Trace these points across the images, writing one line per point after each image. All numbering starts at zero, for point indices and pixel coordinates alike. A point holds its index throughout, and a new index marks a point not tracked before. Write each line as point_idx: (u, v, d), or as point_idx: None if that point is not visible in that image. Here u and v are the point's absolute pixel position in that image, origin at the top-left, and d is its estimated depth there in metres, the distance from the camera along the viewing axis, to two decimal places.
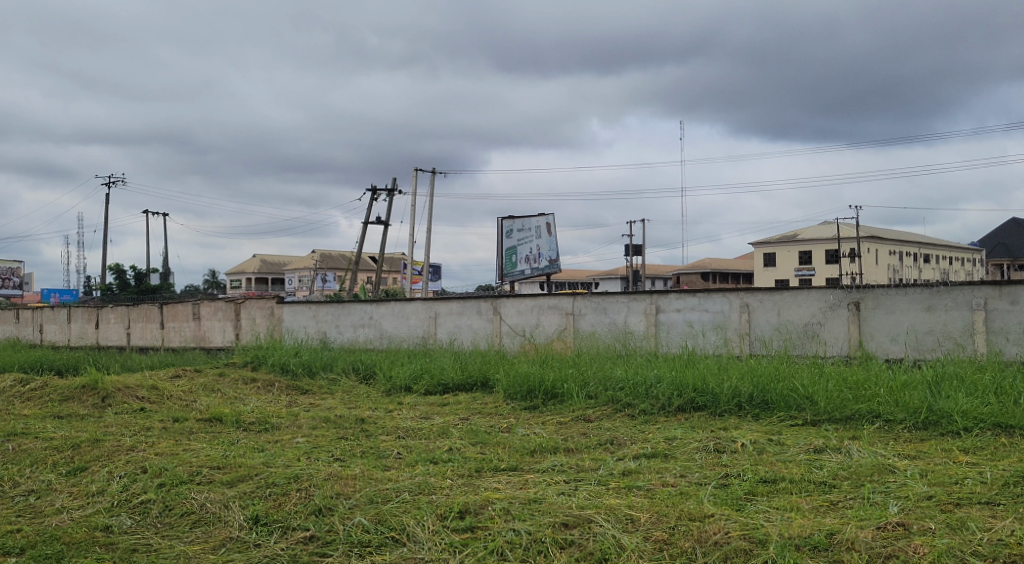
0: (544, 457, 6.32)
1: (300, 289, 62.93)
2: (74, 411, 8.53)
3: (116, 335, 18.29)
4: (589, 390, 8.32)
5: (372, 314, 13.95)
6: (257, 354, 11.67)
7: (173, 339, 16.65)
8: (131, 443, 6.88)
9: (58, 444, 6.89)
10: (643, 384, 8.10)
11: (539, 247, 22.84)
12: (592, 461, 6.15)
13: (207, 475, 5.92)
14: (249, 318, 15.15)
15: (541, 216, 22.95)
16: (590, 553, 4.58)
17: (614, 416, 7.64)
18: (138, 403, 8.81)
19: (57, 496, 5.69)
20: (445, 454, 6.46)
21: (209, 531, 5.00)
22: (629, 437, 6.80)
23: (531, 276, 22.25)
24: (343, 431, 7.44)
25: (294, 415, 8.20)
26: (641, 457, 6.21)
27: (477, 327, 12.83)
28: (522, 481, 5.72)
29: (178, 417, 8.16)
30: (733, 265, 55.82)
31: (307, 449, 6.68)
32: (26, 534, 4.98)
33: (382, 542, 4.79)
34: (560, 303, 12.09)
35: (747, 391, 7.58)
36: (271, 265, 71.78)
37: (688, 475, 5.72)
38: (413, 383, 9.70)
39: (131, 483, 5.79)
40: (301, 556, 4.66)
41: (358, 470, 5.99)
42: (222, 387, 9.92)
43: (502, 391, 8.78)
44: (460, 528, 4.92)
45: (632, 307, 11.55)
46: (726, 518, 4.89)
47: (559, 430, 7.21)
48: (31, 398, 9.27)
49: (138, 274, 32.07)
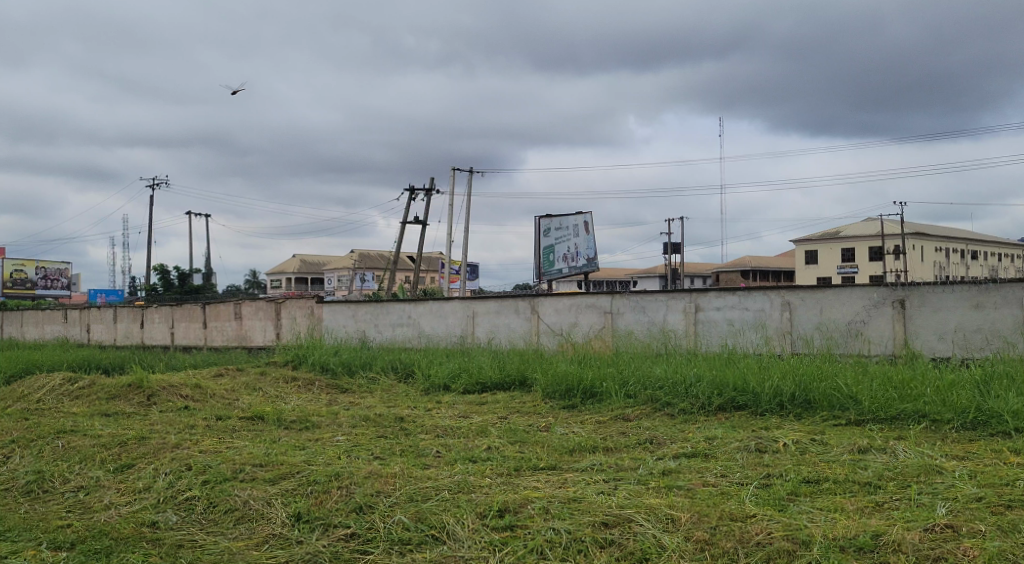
0: (583, 456, 6.32)
1: (339, 288, 63.49)
2: (120, 410, 8.68)
3: (161, 335, 18.61)
4: (628, 389, 8.28)
5: (410, 314, 14.03)
6: (298, 353, 11.78)
7: (215, 338, 16.89)
8: (176, 441, 7.00)
9: (106, 442, 7.03)
10: (682, 383, 8.05)
11: (576, 246, 22.65)
12: (631, 460, 6.12)
13: (250, 473, 6.00)
14: (290, 317, 15.32)
15: (580, 214, 22.73)
16: (631, 553, 4.57)
17: (653, 415, 7.61)
18: (182, 402, 8.95)
19: (106, 493, 5.81)
20: (484, 452, 6.48)
21: (253, 528, 5.07)
22: (669, 436, 6.76)
23: (568, 275, 22.19)
24: (383, 429, 7.49)
25: (334, 414, 8.27)
26: (681, 456, 6.17)
27: (514, 326, 12.85)
28: (562, 480, 5.72)
29: (221, 415, 8.28)
30: (773, 262, 55.22)
31: (347, 448, 6.74)
32: (76, 529, 5.09)
33: (422, 540, 4.82)
34: (598, 302, 12.07)
35: (789, 391, 7.51)
36: (311, 265, 72.50)
37: (729, 474, 5.67)
38: (451, 382, 9.75)
39: (176, 480, 5.90)
40: (343, 553, 4.71)
41: (398, 468, 6.04)
42: (263, 386, 10.05)
43: (540, 390, 8.77)
44: (500, 526, 4.93)
45: (671, 305, 11.48)
46: (769, 519, 4.85)
47: (598, 429, 7.19)
48: (79, 396, 9.46)
49: (182, 274, 32.55)
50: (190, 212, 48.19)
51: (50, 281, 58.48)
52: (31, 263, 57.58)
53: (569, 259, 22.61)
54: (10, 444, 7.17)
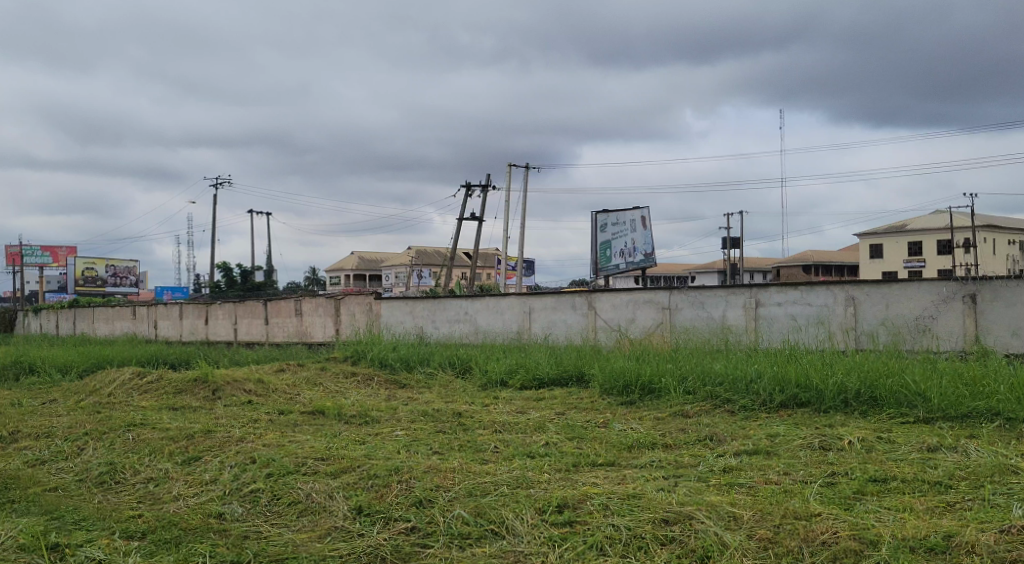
0: (642, 453, 6.28)
1: (397, 285, 64.13)
2: (187, 404, 8.90)
3: (224, 331, 19.02)
4: (687, 385, 8.19)
5: (467, 310, 14.10)
6: (357, 349, 11.93)
7: (277, 334, 17.21)
8: (240, 434, 7.15)
9: (174, 435, 7.22)
10: (743, 380, 7.95)
11: (634, 240, 22.42)
12: (692, 457, 6.07)
13: (312, 466, 6.10)
14: (349, 313, 15.51)
15: (637, 209, 22.49)
16: (692, 550, 4.54)
17: (713, 412, 7.52)
18: (246, 396, 9.14)
19: (174, 484, 5.96)
20: (542, 448, 6.48)
21: (316, 520, 5.16)
22: (729, 433, 6.68)
23: (625, 270, 21.99)
24: (441, 425, 7.54)
25: (393, 409, 8.36)
26: (742, 453, 6.10)
27: (571, 322, 12.82)
28: (621, 477, 5.70)
29: (283, 409, 8.43)
30: (836, 256, 54.10)
31: (407, 443, 6.81)
32: (147, 520, 5.24)
33: (482, 534, 4.86)
34: (656, 297, 11.96)
35: (854, 387, 7.36)
36: (369, 263, 73.31)
37: (792, 472, 5.59)
38: (508, 377, 9.78)
39: (241, 473, 6.03)
40: (403, 546, 4.76)
41: (457, 463, 6.08)
42: (324, 381, 10.20)
43: (598, 386, 8.73)
44: (559, 522, 4.94)
45: (731, 301, 11.33)
46: (834, 518, 4.76)
47: (656, 425, 7.14)
48: (148, 390, 9.74)
49: (244, 271, 33.17)
50: (253, 211, 48.65)
51: (119, 278, 60.17)
52: (100, 260, 59.40)
53: (627, 254, 22.45)
54: (84, 436, 7.41)
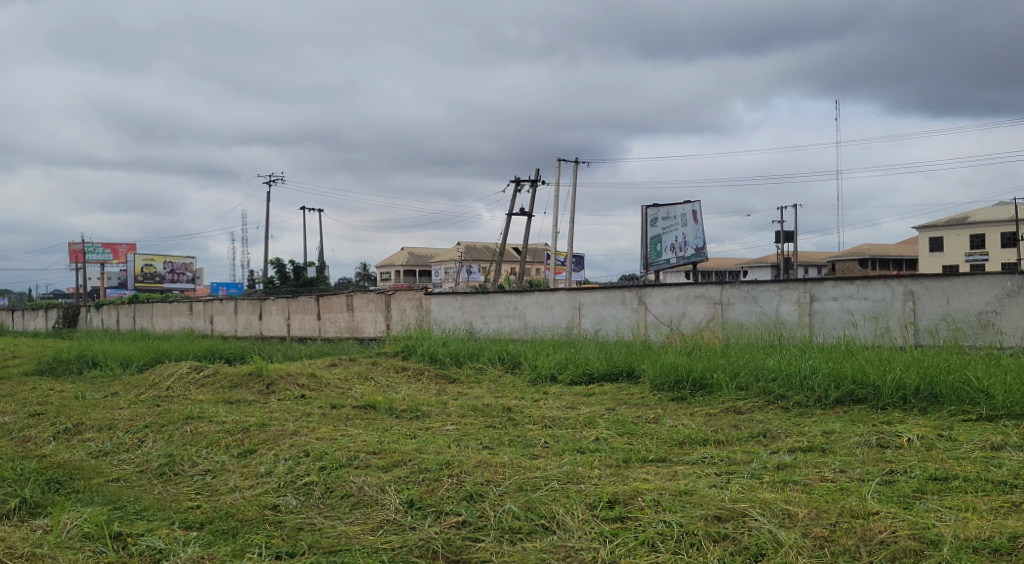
0: (693, 449, 6.22)
1: (446, 280, 64.48)
2: (242, 398, 9.07)
3: (278, 326, 19.32)
4: (740, 381, 8.10)
5: (516, 305, 14.11)
6: (407, 343, 12.01)
7: (329, 330, 17.43)
8: (294, 428, 7.25)
9: (230, 428, 7.35)
10: (797, 375, 7.83)
11: (685, 235, 22.09)
12: (745, 454, 6.00)
13: (364, 460, 6.17)
14: (399, 308, 15.64)
15: (688, 202, 22.19)
16: (746, 548, 4.49)
17: (766, 408, 7.42)
18: (299, 391, 9.28)
19: (230, 476, 6.08)
20: (592, 444, 6.46)
21: (368, 513, 5.21)
22: (783, 430, 6.59)
23: (676, 265, 21.77)
24: (491, 419, 7.57)
25: (443, 403, 8.42)
26: (796, 450, 6.01)
27: (621, 317, 12.74)
28: (672, 472, 5.66)
29: (336, 403, 8.53)
30: (894, 250, 52.95)
31: (457, 437, 6.84)
32: (205, 510, 5.35)
33: (532, 529, 4.87)
34: (707, 292, 11.83)
35: (913, 383, 7.20)
36: (418, 258, 73.76)
37: (849, 470, 5.50)
38: (558, 372, 9.77)
39: (295, 466, 6.12)
40: (454, 540, 4.79)
41: (507, 457, 6.09)
42: (375, 376, 10.32)
43: (648, 381, 8.66)
44: (610, 517, 4.92)
45: (784, 296, 11.16)
46: (893, 517, 4.67)
47: (708, 421, 7.07)
48: (205, 384, 9.94)
49: (297, 267, 33.55)
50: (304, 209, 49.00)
51: (176, 274, 61.47)
52: (158, 257, 60.77)
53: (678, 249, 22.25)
54: (144, 429, 7.58)
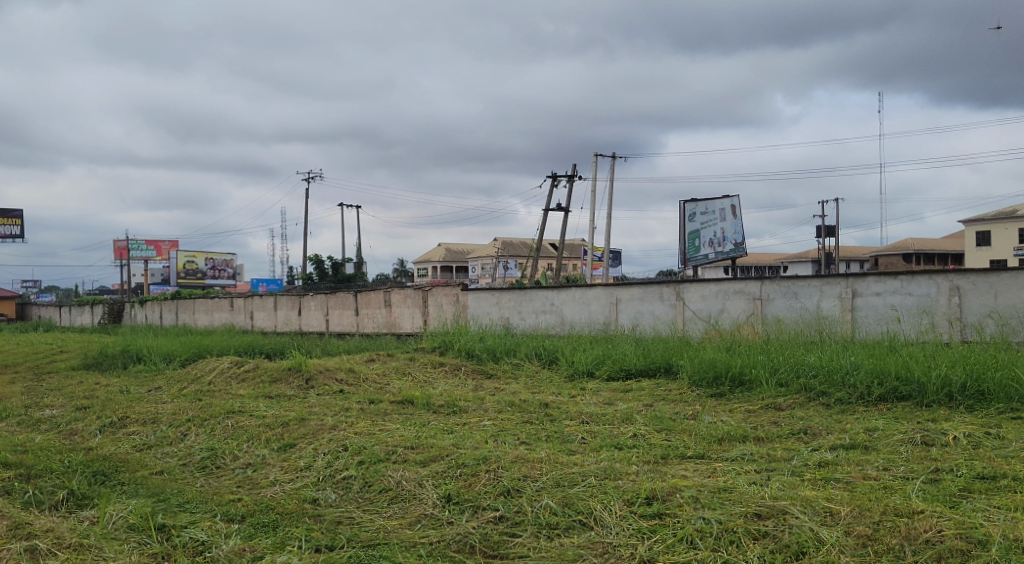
0: (732, 446, 6.16)
1: (484, 276, 64.59)
2: (282, 392, 9.16)
3: (317, 322, 19.50)
4: (780, 377, 8.01)
5: (553, 301, 14.09)
6: (445, 339, 12.05)
7: (367, 325, 17.56)
8: (333, 422, 7.32)
9: (270, 422, 7.43)
10: (839, 372, 7.73)
11: (723, 230, 21.86)
12: (785, 451, 5.93)
13: (402, 454, 6.20)
14: (436, 304, 15.71)
15: (727, 197, 21.90)
16: (786, 546, 4.44)
17: (807, 405, 7.32)
18: (337, 386, 9.36)
19: (271, 470, 6.15)
20: (630, 440, 6.43)
21: (406, 508, 5.24)
22: (824, 427, 6.50)
23: (714, 260, 21.52)
24: (528, 415, 7.56)
25: (480, 399, 8.43)
26: (838, 448, 5.92)
27: (659, 313, 12.66)
28: (710, 469, 5.61)
29: (374, 398, 8.59)
30: (939, 244, 51.93)
31: (494, 433, 6.84)
32: (246, 503, 5.42)
33: (570, 525, 4.85)
34: (746, 288, 11.72)
35: (959, 380, 7.06)
36: (455, 254, 73.95)
37: (892, 468, 5.41)
38: (595, 368, 9.73)
39: (334, 460, 6.16)
40: (491, 535, 4.79)
41: (544, 453, 6.09)
42: (413, 371, 10.38)
43: (686, 377, 8.59)
44: (648, 514, 4.89)
45: (826, 291, 11.02)
46: (939, 516, 4.58)
47: (748, 418, 7.00)
48: (246, 378, 10.07)
49: (335, 262, 33.79)
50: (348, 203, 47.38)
51: (217, 271, 62.31)
52: (200, 254, 61.72)
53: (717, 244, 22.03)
54: (186, 422, 7.70)
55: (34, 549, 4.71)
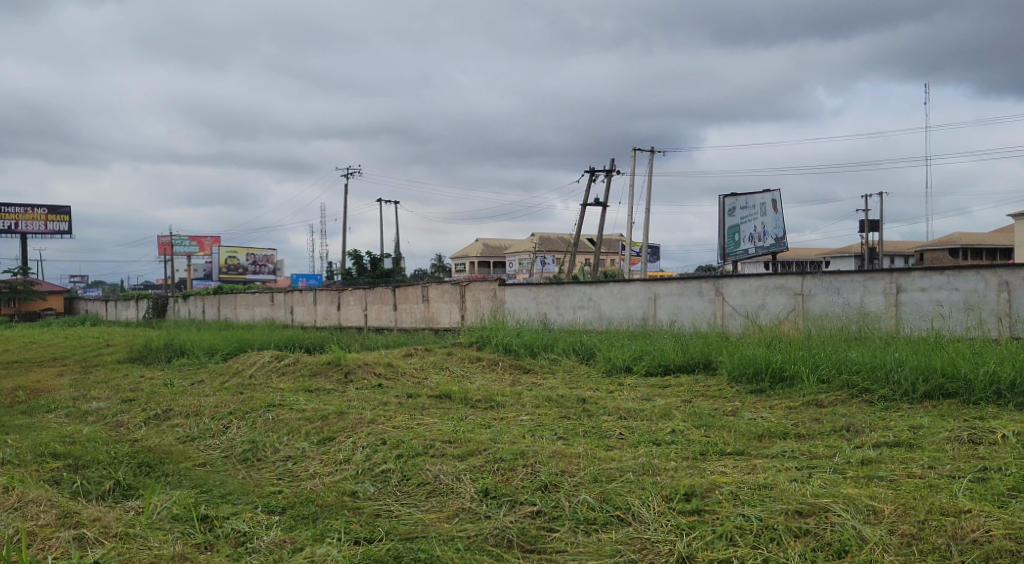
0: (773, 443, 6.09)
1: (521, 271, 64.57)
2: (322, 386, 9.25)
3: (356, 317, 19.65)
4: (821, 373, 7.91)
5: (591, 296, 14.03)
6: (482, 334, 12.06)
7: (405, 320, 17.66)
8: (372, 416, 7.37)
9: (310, 415, 7.51)
10: (882, 368, 7.60)
11: (764, 225, 21.58)
12: (827, 448, 5.85)
13: (440, 448, 6.23)
14: (474, 299, 15.71)
15: (767, 192, 21.66)
16: (828, 544, 4.38)
17: (850, 402, 7.21)
18: (376, 379, 9.44)
19: (311, 463, 6.21)
20: (669, 436, 6.38)
21: (444, 501, 5.26)
22: (868, 424, 6.40)
23: (755, 255, 21.29)
24: (566, 410, 7.55)
25: (517, 393, 8.44)
26: (882, 445, 5.83)
27: (698, 308, 12.54)
28: (751, 466, 5.56)
29: (412, 393, 8.63)
30: (987, 238, 50.79)
31: (532, 427, 6.84)
32: (287, 495, 5.48)
33: (607, 520, 4.84)
34: (788, 283, 11.57)
35: (1008, 377, 6.91)
36: (492, 250, 74.09)
37: (938, 466, 5.30)
38: (633, 363, 9.68)
39: (373, 453, 6.21)
40: (529, 530, 4.79)
41: (582, 448, 6.07)
42: (451, 365, 10.42)
43: (726, 373, 8.50)
44: (686, 510, 4.85)
45: (869, 286, 10.85)
46: (986, 515, 4.49)
47: (788, 414, 6.92)
48: (286, 372, 10.19)
49: (374, 259, 33.97)
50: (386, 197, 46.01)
51: (258, 266, 63.04)
52: (241, 249, 62.56)
53: (757, 239, 21.79)
54: (229, 415, 7.80)
55: (82, 538, 4.79)
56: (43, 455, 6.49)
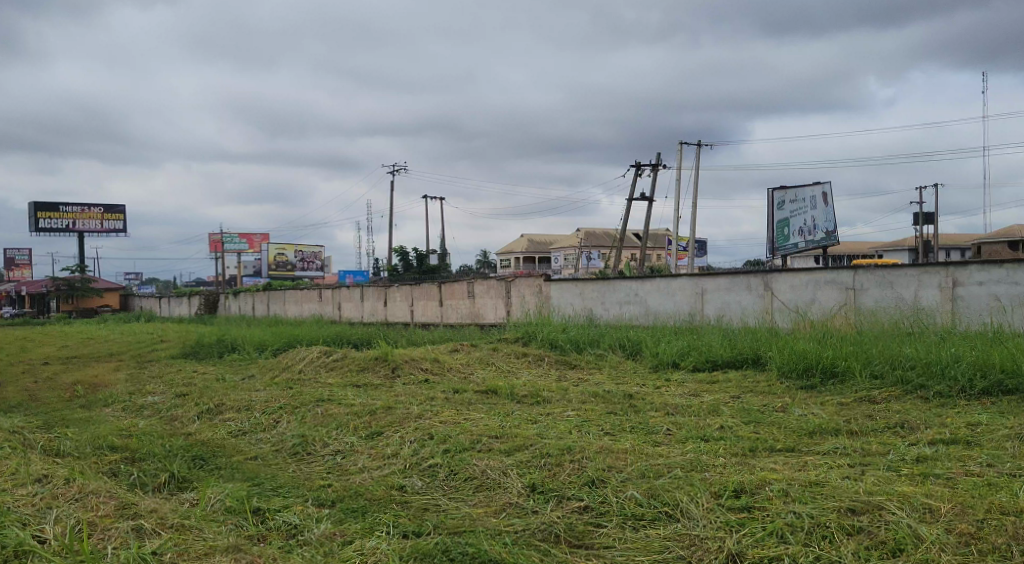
0: (824, 440, 5.99)
1: (567, 267, 64.43)
2: (369, 381, 9.32)
3: (403, 313, 19.79)
4: (874, 369, 7.77)
5: (637, 291, 13.93)
6: (528, 330, 12.05)
7: (451, 316, 17.74)
8: (419, 411, 7.42)
9: (358, 410, 7.58)
10: (938, 364, 7.44)
11: (815, 218, 21.22)
12: (880, 445, 5.74)
13: (487, 443, 6.24)
14: (519, 295, 15.70)
15: (817, 184, 21.35)
16: (883, 542, 4.31)
17: (904, 398, 7.07)
18: (422, 375, 9.51)
19: (359, 457, 6.27)
20: (717, 432, 6.32)
21: (491, 496, 5.27)
22: (923, 421, 6.26)
23: (805, 250, 20.91)
24: (612, 406, 7.53)
25: (564, 389, 8.40)
26: (938, 443, 5.70)
27: (746, 303, 12.39)
28: (801, 463, 5.47)
29: (458, 388, 8.66)
30: None
31: (578, 423, 6.82)
32: (337, 489, 5.54)
33: (656, 516, 4.81)
34: (839, 277, 11.38)
35: None
36: (538, 245, 74.13)
37: (997, 465, 5.17)
38: (680, 358, 9.60)
39: (420, 448, 6.24)
40: (577, 525, 4.79)
41: (629, 444, 6.03)
42: (496, 361, 10.43)
43: (776, 368, 8.38)
44: (736, 507, 4.80)
45: (924, 280, 10.63)
46: None
47: (840, 411, 6.79)
48: (334, 367, 10.31)
49: (420, 255, 34.17)
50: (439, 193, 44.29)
51: (306, 263, 63.82)
52: (291, 247, 63.45)
53: (807, 233, 21.39)
54: (279, 410, 7.91)
55: (140, 528, 4.89)
56: (101, 448, 6.64)
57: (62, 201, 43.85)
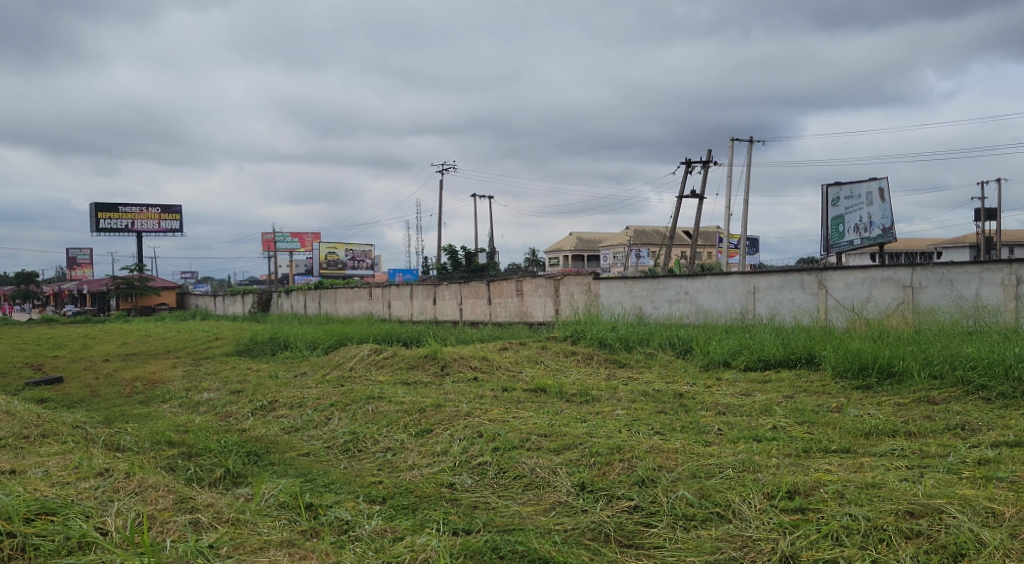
0: (881, 441, 5.87)
1: (616, 264, 64.07)
2: (419, 379, 9.40)
3: (451, 310, 19.86)
4: (933, 369, 7.58)
5: (687, 289, 13.78)
6: (577, 328, 11.98)
7: (499, 314, 17.77)
8: (468, 410, 7.42)
9: (408, 408, 7.63)
10: (1001, 364, 7.24)
11: (870, 214, 20.87)
12: (940, 446, 5.60)
13: (536, 442, 6.23)
14: (568, 293, 15.66)
15: (874, 179, 20.96)
16: (943, 547, 4.21)
17: (964, 399, 6.90)
18: (472, 373, 9.53)
19: (409, 454, 6.31)
20: (770, 432, 6.23)
21: (541, 495, 5.25)
22: (984, 422, 6.10)
23: (861, 247, 20.47)
24: (662, 405, 7.47)
25: (613, 388, 8.36)
26: (1001, 445, 5.55)
27: (799, 302, 12.20)
28: (857, 464, 5.37)
29: (507, 386, 8.67)
30: None
31: (627, 422, 6.78)
32: (387, 486, 5.58)
33: (707, 517, 4.75)
34: (897, 275, 11.13)
35: None
36: (587, 244, 73.88)
37: None
38: (732, 357, 9.48)
39: (470, 446, 6.26)
40: (627, 524, 4.76)
41: (679, 444, 5.96)
42: (545, 359, 10.43)
43: (830, 368, 8.24)
44: (790, 508, 4.72)
45: (985, 278, 10.38)
46: None
47: (897, 412, 6.64)
48: (384, 364, 10.41)
49: (468, 253, 34.27)
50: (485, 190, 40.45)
51: (357, 262, 64.55)
52: (341, 246, 64.21)
53: (863, 229, 20.97)
54: (330, 407, 8.00)
55: (197, 522, 4.99)
56: (159, 443, 6.79)
57: (121, 203, 44.98)
